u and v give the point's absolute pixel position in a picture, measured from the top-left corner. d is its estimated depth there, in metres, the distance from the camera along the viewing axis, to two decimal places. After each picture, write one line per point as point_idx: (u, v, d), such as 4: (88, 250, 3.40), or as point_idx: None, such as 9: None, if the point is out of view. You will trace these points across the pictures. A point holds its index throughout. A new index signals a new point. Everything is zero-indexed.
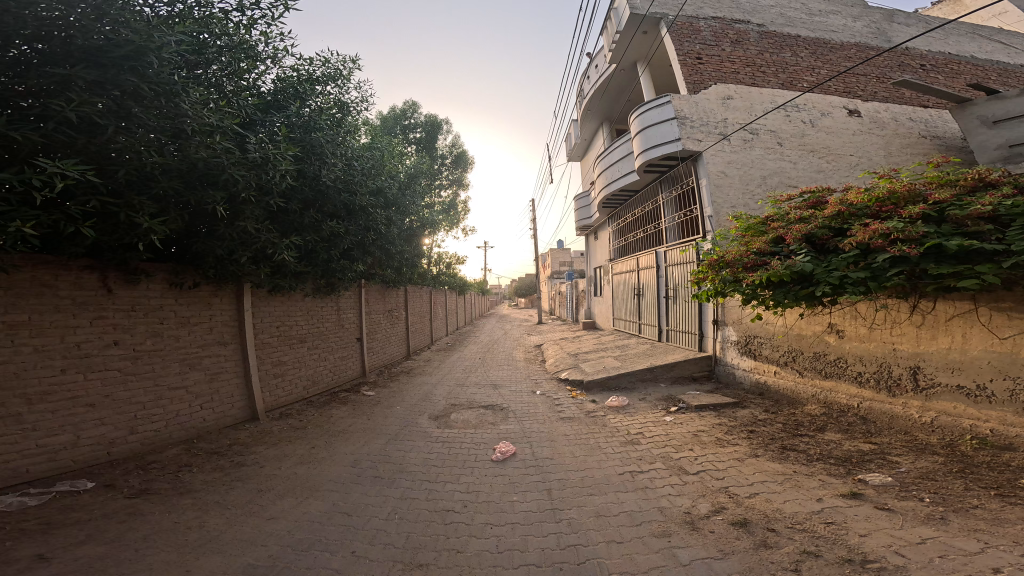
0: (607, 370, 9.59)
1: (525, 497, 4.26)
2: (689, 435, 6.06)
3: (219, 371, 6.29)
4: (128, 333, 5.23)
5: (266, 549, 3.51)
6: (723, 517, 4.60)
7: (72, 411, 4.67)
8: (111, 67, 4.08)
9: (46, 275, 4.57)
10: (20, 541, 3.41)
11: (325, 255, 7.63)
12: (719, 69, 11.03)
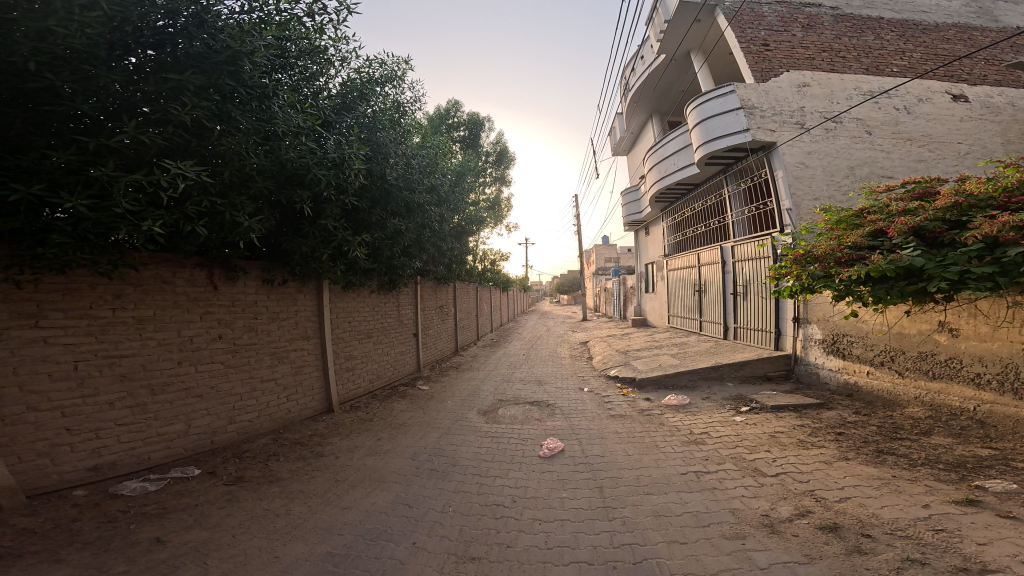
0: (672, 367, 9.12)
1: (576, 493, 4.12)
2: (765, 436, 5.59)
3: (303, 365, 6.59)
4: (230, 328, 5.59)
5: (341, 539, 3.55)
6: (808, 521, 4.17)
7: (185, 401, 5.06)
8: (213, 73, 4.22)
9: (163, 272, 4.94)
10: (139, 526, 3.64)
11: (389, 253, 7.79)
12: (790, 55, 10.46)
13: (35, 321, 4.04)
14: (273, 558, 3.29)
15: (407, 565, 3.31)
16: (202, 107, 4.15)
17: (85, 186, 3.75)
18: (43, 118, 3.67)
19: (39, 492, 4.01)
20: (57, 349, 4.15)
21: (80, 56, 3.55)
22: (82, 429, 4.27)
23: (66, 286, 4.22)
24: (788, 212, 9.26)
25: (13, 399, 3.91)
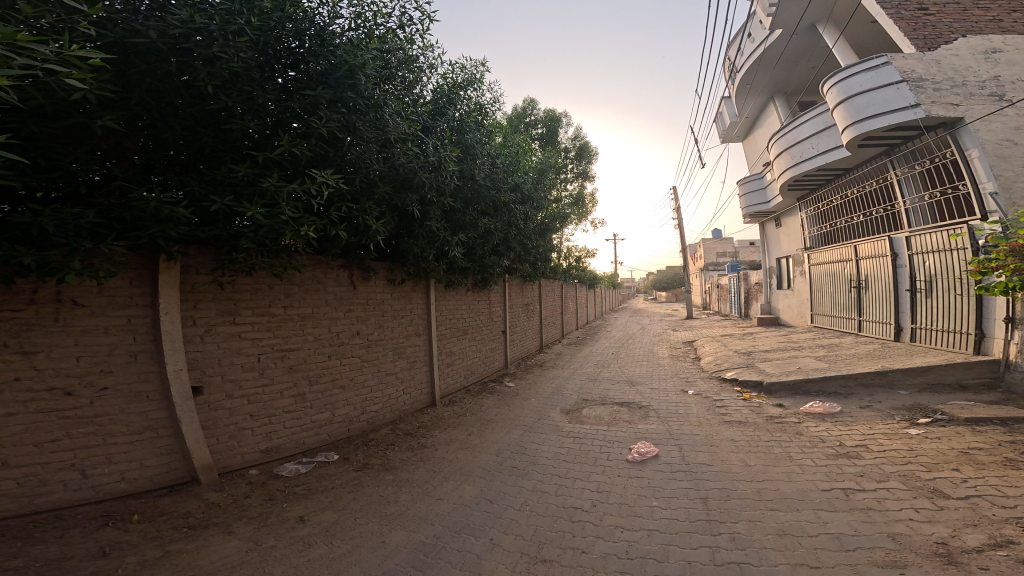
0: (819, 374, 7.10)
1: (671, 505, 3.77)
2: (953, 453, 4.32)
3: (416, 359, 6.36)
4: (367, 324, 5.53)
5: (433, 528, 3.49)
6: (1008, 553, 2.96)
7: (332, 393, 5.06)
8: (338, 88, 3.66)
9: (319, 273, 4.99)
10: (287, 503, 3.81)
11: (480, 252, 7.04)
12: (960, 17, 8.73)
13: (231, 318, 4.22)
14: (381, 543, 3.32)
15: (483, 562, 3.14)
16: (335, 118, 3.60)
17: (251, 201, 3.36)
18: (225, 137, 3.36)
19: (230, 471, 4.16)
20: (247, 343, 4.34)
21: (241, 78, 3.21)
22: (260, 415, 4.40)
23: (254, 286, 4.39)
24: (993, 195, 7.50)
25: (216, 387, 4.12)
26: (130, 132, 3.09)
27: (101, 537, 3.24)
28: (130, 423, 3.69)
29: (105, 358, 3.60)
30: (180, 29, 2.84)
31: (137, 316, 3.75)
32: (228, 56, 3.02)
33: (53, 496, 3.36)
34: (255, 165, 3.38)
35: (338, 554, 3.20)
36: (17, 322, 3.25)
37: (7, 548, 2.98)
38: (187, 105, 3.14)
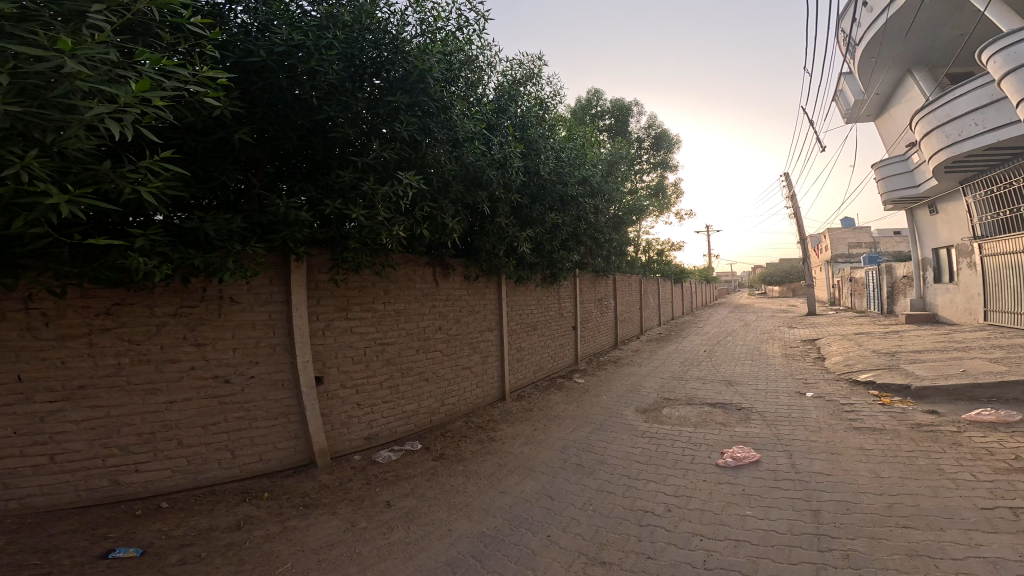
0: (991, 375, 5.32)
1: (768, 515, 3.21)
2: None
3: (490, 355, 6.09)
4: (449, 319, 5.44)
5: (493, 520, 3.38)
6: None
7: (419, 384, 5.04)
8: (415, 91, 3.45)
9: (409, 271, 5.00)
10: (379, 487, 3.91)
11: (549, 247, 6.47)
12: None
13: (344, 314, 4.40)
14: (447, 531, 3.29)
15: (536, 557, 3.00)
16: (414, 121, 3.42)
17: (351, 202, 3.31)
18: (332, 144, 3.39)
19: (340, 456, 4.31)
20: (356, 337, 4.50)
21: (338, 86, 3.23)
22: (365, 404, 4.52)
23: (361, 283, 4.55)
24: None
25: (334, 378, 4.32)
26: (264, 144, 3.26)
27: (238, 510, 3.52)
28: (270, 409, 3.95)
29: (253, 350, 3.88)
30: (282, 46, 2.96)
31: (279, 312, 4.02)
32: (324, 67, 3.04)
33: (208, 471, 3.70)
34: (356, 170, 3.28)
35: (413, 539, 3.21)
36: (189, 319, 3.61)
37: (172, 518, 3.33)
38: (301, 116, 3.21)
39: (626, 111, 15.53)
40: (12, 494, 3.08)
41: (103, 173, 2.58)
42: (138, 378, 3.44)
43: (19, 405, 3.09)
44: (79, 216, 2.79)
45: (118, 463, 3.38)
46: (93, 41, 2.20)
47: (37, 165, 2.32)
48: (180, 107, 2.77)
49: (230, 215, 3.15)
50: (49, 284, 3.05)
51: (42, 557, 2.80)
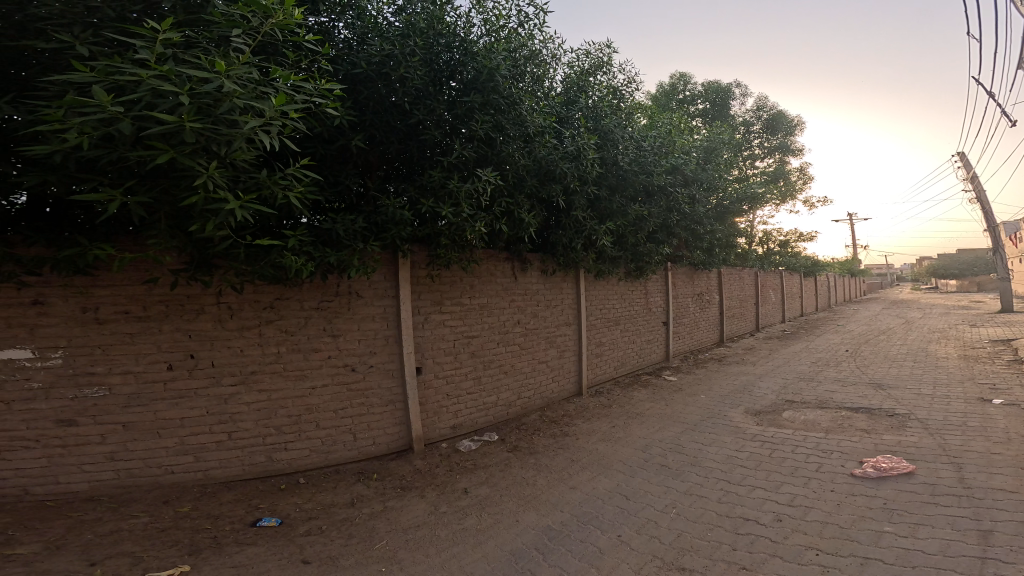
0: None
1: (910, 531, 2.44)
2: None
3: (567, 349, 5.52)
4: (525, 313, 5.04)
5: (557, 515, 3.11)
6: None
7: (498, 378, 4.75)
8: (488, 92, 3.50)
9: (491, 266, 4.68)
10: (460, 473, 3.78)
11: (633, 240, 5.83)
12: None
13: (438, 307, 4.31)
14: (514, 521, 3.09)
15: (604, 558, 2.64)
16: (489, 121, 3.51)
17: (440, 200, 3.47)
18: (421, 144, 3.51)
19: (430, 441, 4.25)
20: (444, 330, 4.34)
21: (421, 93, 3.36)
22: (453, 394, 4.40)
23: (452, 281, 4.39)
24: None
25: (430, 368, 4.27)
26: (374, 150, 3.39)
27: (353, 489, 3.60)
28: (384, 396, 3.99)
29: (374, 341, 3.95)
30: (378, 57, 3.16)
31: (392, 306, 4.04)
32: (412, 74, 3.22)
33: (339, 451, 3.82)
34: (443, 170, 3.45)
35: (484, 525, 3.08)
36: (326, 312, 3.73)
37: (307, 490, 3.48)
38: (398, 119, 3.38)
39: (726, 93, 14.81)
40: (200, 466, 3.40)
41: (253, 180, 2.77)
42: (288, 365, 3.60)
43: (209, 387, 3.38)
44: (246, 223, 2.92)
45: (274, 441, 3.59)
46: (243, 60, 2.39)
47: (219, 176, 2.55)
48: (311, 118, 2.93)
49: (355, 216, 3.23)
50: (234, 284, 3.24)
51: (211, 521, 3.11)
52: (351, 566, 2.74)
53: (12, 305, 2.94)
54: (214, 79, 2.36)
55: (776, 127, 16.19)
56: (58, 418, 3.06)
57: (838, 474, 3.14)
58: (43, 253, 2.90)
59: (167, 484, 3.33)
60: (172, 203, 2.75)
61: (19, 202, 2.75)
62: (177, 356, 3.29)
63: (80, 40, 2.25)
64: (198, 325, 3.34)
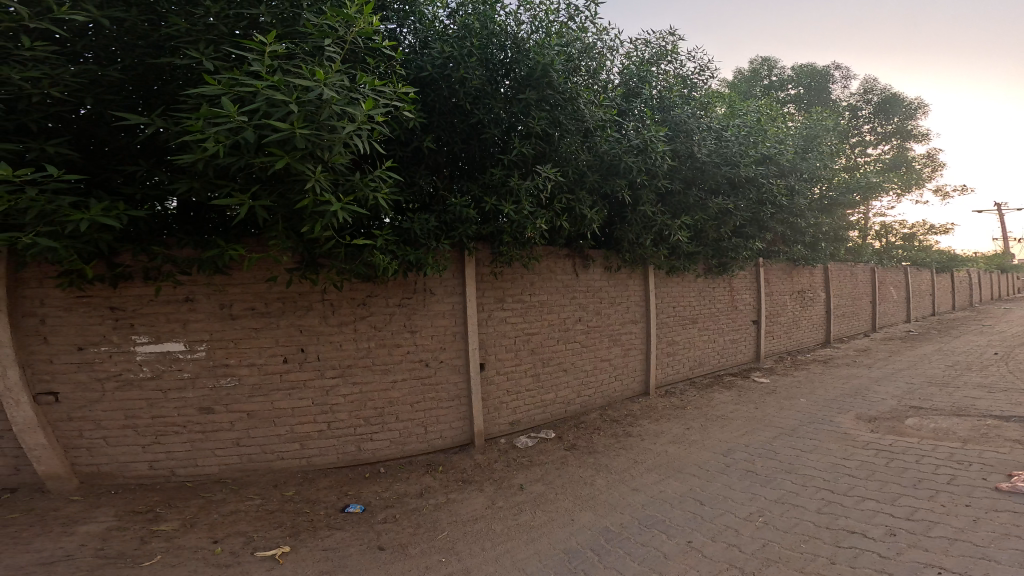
0: None
1: None
2: None
3: (631, 347, 5.23)
4: (586, 310, 4.86)
5: (620, 517, 3.05)
6: None
7: (556, 376, 4.63)
8: (542, 89, 3.53)
9: (551, 262, 4.56)
10: (518, 470, 3.79)
11: (715, 235, 5.49)
12: None
13: (501, 305, 4.30)
14: (569, 520, 3.07)
15: (669, 562, 2.46)
16: (546, 117, 3.60)
17: (502, 198, 3.64)
18: (483, 144, 3.65)
19: (490, 435, 4.30)
20: (499, 324, 4.26)
21: (478, 94, 3.45)
22: (512, 391, 4.35)
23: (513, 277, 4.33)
24: None
25: (492, 364, 4.30)
26: (442, 150, 3.59)
27: (423, 480, 3.75)
28: (449, 391, 4.07)
29: (445, 338, 4.07)
30: (439, 61, 3.29)
31: (461, 303, 4.10)
32: (471, 74, 3.31)
33: (413, 443, 3.99)
34: (503, 168, 3.61)
35: (538, 523, 3.09)
36: (406, 308, 3.89)
37: (385, 480, 3.67)
38: (461, 121, 3.51)
39: (825, 76, 13.83)
40: (304, 454, 3.70)
41: (348, 184, 3.03)
42: (375, 360, 3.81)
43: (314, 380, 3.66)
44: (347, 225, 3.17)
45: (362, 432, 3.82)
46: (339, 67, 2.63)
47: (323, 179, 2.81)
48: (392, 121, 3.16)
49: (429, 216, 3.47)
50: (335, 281, 3.48)
51: (304, 506, 3.39)
52: (417, 556, 2.86)
53: (170, 303, 3.37)
54: (316, 87, 2.60)
55: (888, 112, 14.37)
56: (199, 406, 3.51)
57: (975, 487, 2.78)
58: (193, 253, 3.26)
59: (279, 469, 3.67)
60: (285, 201, 2.97)
61: (171, 207, 3.09)
62: (291, 350, 3.60)
63: (206, 55, 2.51)
64: (307, 321, 3.62)
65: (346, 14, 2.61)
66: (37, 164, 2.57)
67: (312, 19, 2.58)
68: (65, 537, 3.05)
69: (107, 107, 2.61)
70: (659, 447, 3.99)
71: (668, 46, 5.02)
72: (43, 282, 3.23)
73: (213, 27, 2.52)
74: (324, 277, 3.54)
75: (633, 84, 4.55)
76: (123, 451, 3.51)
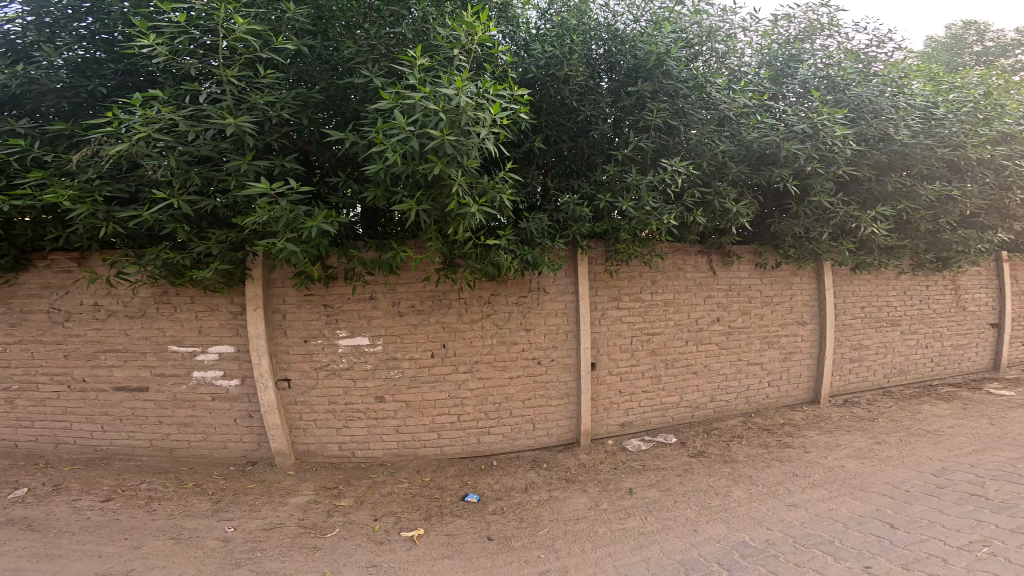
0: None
1: None
2: None
3: (794, 352, 5.10)
4: (727, 310, 4.85)
5: (768, 533, 3.38)
6: None
7: (682, 376, 4.68)
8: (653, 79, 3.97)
9: (679, 259, 4.63)
10: (625, 472, 4.07)
11: (928, 224, 5.42)
12: None
13: (616, 304, 4.44)
14: (691, 530, 3.45)
15: None
16: (661, 107, 4.02)
17: (617, 194, 4.03)
18: (592, 141, 4.10)
19: (597, 436, 4.51)
20: (620, 325, 4.42)
21: (584, 92, 3.93)
22: (626, 392, 4.50)
23: (630, 274, 4.45)
24: None
25: (603, 364, 4.47)
26: (551, 148, 4.04)
27: (528, 476, 4.10)
28: (559, 390, 4.33)
29: (553, 334, 4.29)
30: (542, 59, 3.72)
31: (573, 302, 4.32)
32: (575, 71, 3.73)
33: (522, 438, 4.39)
34: (617, 164, 4.06)
35: (648, 529, 3.47)
36: (522, 307, 4.21)
37: (496, 474, 4.06)
38: (566, 117, 3.95)
39: None
40: (440, 442, 4.21)
41: (480, 186, 3.50)
42: (497, 357, 4.20)
43: (450, 373, 4.15)
44: (482, 226, 3.61)
45: (480, 426, 4.25)
46: (470, 76, 3.14)
47: (463, 182, 3.32)
48: (510, 125, 3.65)
49: (544, 216, 3.89)
50: (470, 280, 3.93)
51: (434, 491, 3.88)
52: (519, 549, 3.29)
53: (360, 301, 4.02)
54: (455, 95, 3.12)
55: None
56: (373, 394, 4.11)
57: None
58: (375, 255, 3.93)
59: (420, 456, 4.22)
60: (438, 209, 3.48)
61: (353, 216, 3.81)
62: (436, 346, 4.11)
63: (376, 74, 3.15)
64: (447, 318, 4.11)
65: (470, 24, 3.11)
66: (282, 177, 3.49)
67: (442, 31, 3.13)
68: (281, 507, 3.76)
69: (319, 126, 3.38)
70: (831, 464, 4.02)
71: (822, 20, 5.04)
72: (284, 283, 4.00)
73: (376, 48, 3.20)
74: (460, 275, 3.98)
75: (777, 63, 4.96)
76: (324, 433, 4.16)
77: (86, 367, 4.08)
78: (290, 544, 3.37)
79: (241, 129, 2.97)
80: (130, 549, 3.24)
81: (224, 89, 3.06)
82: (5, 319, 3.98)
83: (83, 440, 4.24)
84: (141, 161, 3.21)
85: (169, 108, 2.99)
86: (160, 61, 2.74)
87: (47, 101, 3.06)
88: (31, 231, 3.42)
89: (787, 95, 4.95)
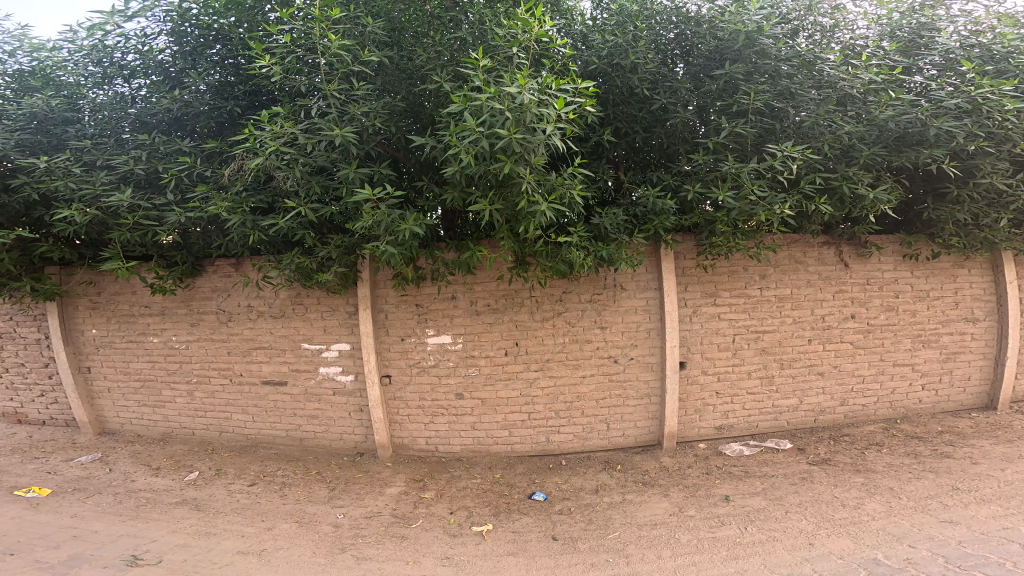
0: None
1: None
2: None
3: (961, 352, 4.57)
4: (866, 307, 4.38)
5: (915, 551, 2.68)
6: None
7: (806, 377, 4.36)
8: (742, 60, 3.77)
9: (798, 252, 4.24)
10: (720, 479, 3.68)
11: None
12: None
13: (712, 300, 4.19)
14: (805, 544, 2.85)
15: None
16: (760, 91, 3.74)
17: (709, 185, 3.78)
18: (674, 130, 4.00)
19: (685, 439, 4.29)
20: (723, 323, 4.21)
21: (661, 81, 3.88)
22: (724, 393, 4.27)
23: (732, 268, 4.16)
24: None
25: (697, 364, 4.22)
26: (622, 140, 4.08)
27: (598, 477, 3.95)
28: (638, 389, 4.20)
29: (632, 332, 4.13)
30: (607, 49, 3.79)
31: (655, 298, 4.13)
32: (642, 59, 3.76)
33: (594, 438, 4.27)
34: (709, 152, 3.82)
35: (748, 540, 2.96)
36: (597, 304, 4.10)
37: (564, 473, 3.99)
38: (639, 107, 3.95)
39: None
40: (510, 440, 4.25)
41: (548, 184, 3.46)
42: (569, 356, 4.14)
43: (522, 371, 4.16)
44: (551, 223, 3.61)
45: (550, 425, 4.22)
46: (533, 73, 3.15)
47: (532, 180, 3.30)
48: (576, 119, 3.64)
49: (618, 211, 3.77)
50: (541, 277, 3.94)
51: (504, 488, 3.85)
52: (585, 551, 3.05)
53: (443, 301, 4.16)
54: (518, 93, 3.10)
55: None
56: (453, 391, 4.23)
57: None
58: (456, 255, 4.06)
59: (495, 452, 4.27)
60: (510, 208, 3.48)
61: (439, 217, 4.05)
62: (510, 344, 4.14)
63: (445, 79, 3.48)
64: (520, 317, 4.12)
65: (526, 21, 3.25)
66: (381, 183, 3.77)
67: (500, 31, 3.32)
68: (380, 497, 3.92)
69: (405, 133, 3.83)
70: (1008, 478, 3.34)
71: None
72: (387, 285, 4.25)
73: (441, 53, 3.62)
74: (532, 273, 3.99)
75: (902, 34, 4.30)
76: (413, 427, 4.36)
77: (242, 362, 4.71)
78: (383, 532, 3.47)
79: (346, 139, 3.42)
80: (265, 531, 3.56)
81: (329, 103, 3.52)
82: (187, 319, 4.76)
83: (237, 429, 4.88)
84: (272, 172, 3.62)
85: (290, 123, 3.47)
86: (277, 77, 3.38)
87: (200, 120, 3.96)
88: (201, 239, 4.21)
89: (923, 68, 4.29)
